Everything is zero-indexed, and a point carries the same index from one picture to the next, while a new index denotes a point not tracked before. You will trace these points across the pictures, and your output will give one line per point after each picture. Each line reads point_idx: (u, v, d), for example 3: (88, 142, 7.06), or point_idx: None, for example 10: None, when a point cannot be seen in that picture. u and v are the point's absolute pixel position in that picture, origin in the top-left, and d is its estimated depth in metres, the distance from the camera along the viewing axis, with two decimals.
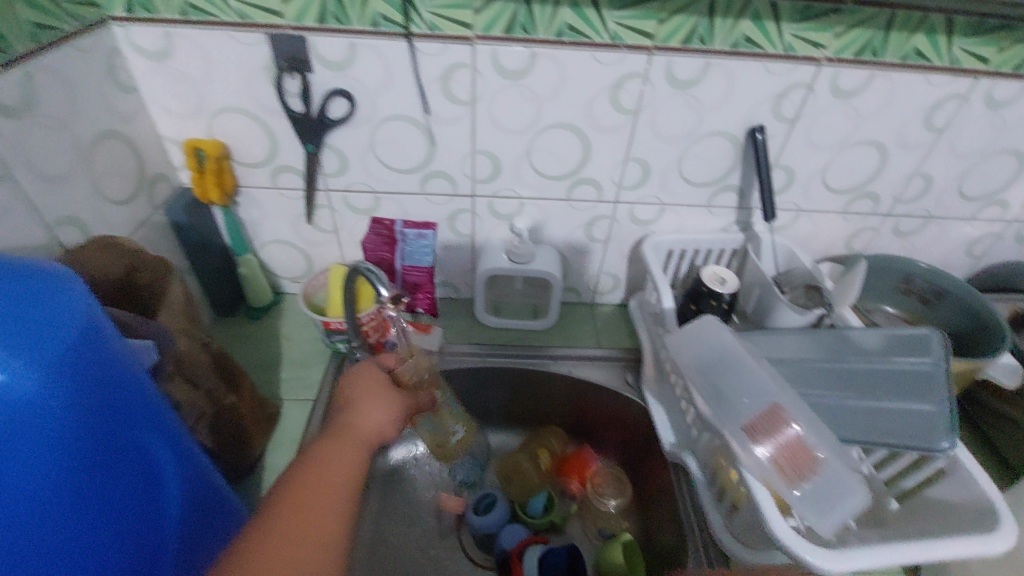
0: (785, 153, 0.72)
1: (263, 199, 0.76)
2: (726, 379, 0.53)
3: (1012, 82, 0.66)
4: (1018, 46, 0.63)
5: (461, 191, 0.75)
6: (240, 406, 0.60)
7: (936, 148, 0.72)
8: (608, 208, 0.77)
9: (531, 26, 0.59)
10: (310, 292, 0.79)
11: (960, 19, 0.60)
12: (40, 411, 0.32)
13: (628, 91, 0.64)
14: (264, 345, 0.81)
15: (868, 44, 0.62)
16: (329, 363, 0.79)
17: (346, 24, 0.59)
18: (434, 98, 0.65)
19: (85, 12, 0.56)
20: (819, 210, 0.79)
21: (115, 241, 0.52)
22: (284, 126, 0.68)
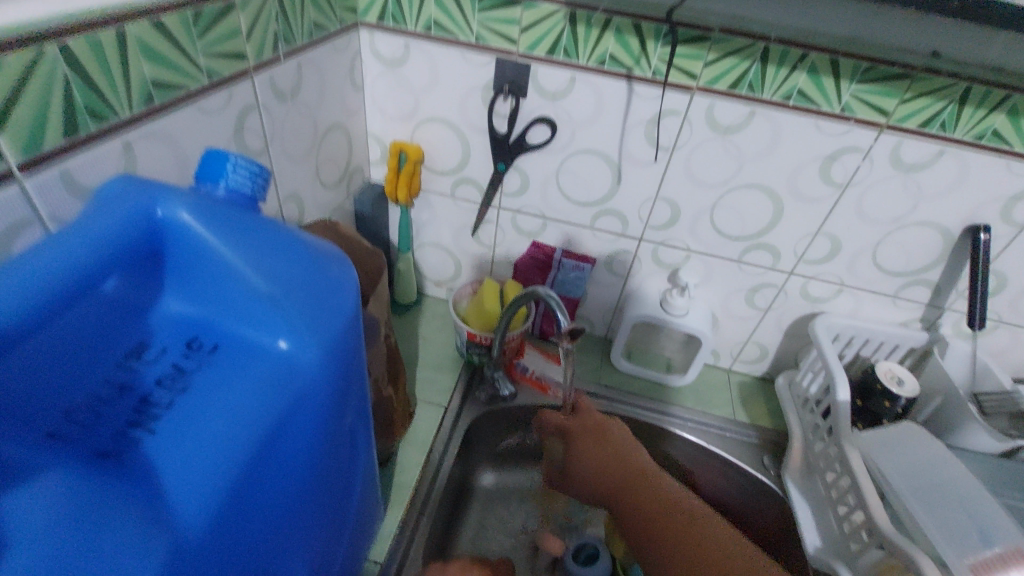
0: (1002, 258, 0.65)
1: (438, 205, 0.79)
2: (946, 511, 0.48)
3: None
4: None
5: (629, 232, 0.74)
6: (394, 399, 0.61)
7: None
8: (779, 278, 0.73)
9: (758, 85, 0.58)
10: (457, 300, 0.81)
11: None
12: (309, 390, 0.31)
13: (843, 164, 0.62)
14: (404, 341, 0.83)
15: None
16: (461, 373, 0.79)
17: (574, 59, 0.62)
18: (634, 139, 0.66)
19: (348, 17, 0.63)
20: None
21: (333, 225, 0.57)
22: (482, 142, 0.71)
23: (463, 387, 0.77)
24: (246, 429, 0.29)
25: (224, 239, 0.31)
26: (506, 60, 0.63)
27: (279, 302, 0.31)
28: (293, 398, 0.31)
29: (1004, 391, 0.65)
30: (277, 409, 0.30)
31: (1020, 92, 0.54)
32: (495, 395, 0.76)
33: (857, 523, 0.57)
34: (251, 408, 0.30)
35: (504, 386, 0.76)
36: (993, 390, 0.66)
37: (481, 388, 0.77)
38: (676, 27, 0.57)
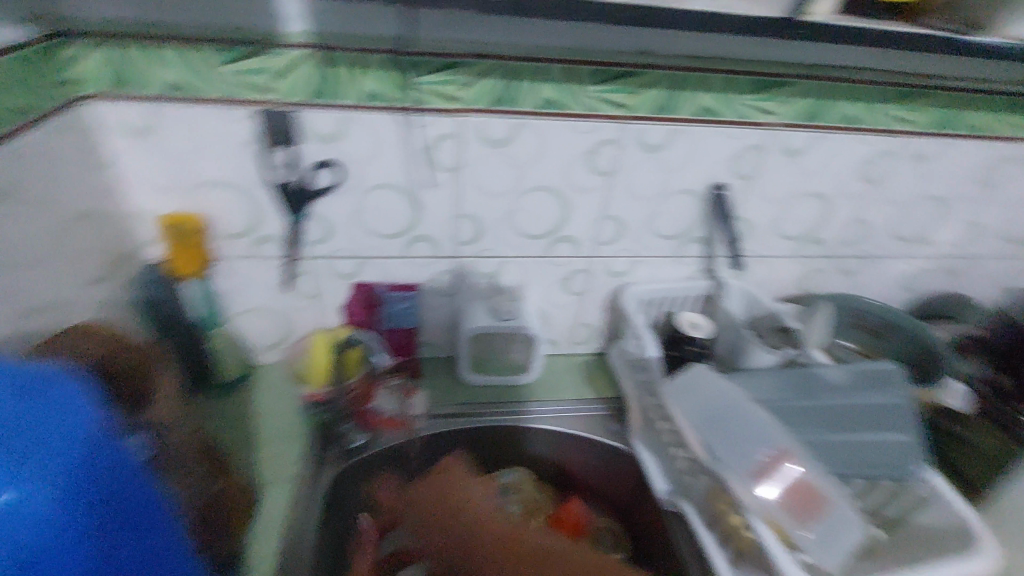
0: (744, 206, 0.78)
1: (238, 270, 0.74)
2: (725, 429, 0.57)
3: (927, 141, 0.76)
4: (923, 111, 0.74)
5: (444, 253, 0.76)
6: (226, 490, 0.58)
7: (869, 196, 0.81)
8: (585, 262, 0.80)
9: (515, 99, 0.64)
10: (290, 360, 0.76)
11: (879, 88, 0.71)
12: (54, 515, 0.31)
13: (604, 155, 0.70)
14: (239, 423, 0.75)
15: (808, 110, 0.71)
16: (309, 435, 0.74)
17: (340, 100, 0.62)
18: (417, 166, 0.68)
19: (61, 91, 0.55)
20: (776, 256, 0.85)
21: (95, 326, 0.52)
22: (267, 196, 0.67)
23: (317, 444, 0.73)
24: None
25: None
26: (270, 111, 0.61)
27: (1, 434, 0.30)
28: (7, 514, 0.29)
29: (771, 313, 0.77)
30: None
31: (715, 72, 0.66)
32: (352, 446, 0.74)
33: (686, 461, 0.65)
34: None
35: (356, 436, 0.73)
36: (762, 315, 0.79)
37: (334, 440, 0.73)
38: (425, 56, 0.60)
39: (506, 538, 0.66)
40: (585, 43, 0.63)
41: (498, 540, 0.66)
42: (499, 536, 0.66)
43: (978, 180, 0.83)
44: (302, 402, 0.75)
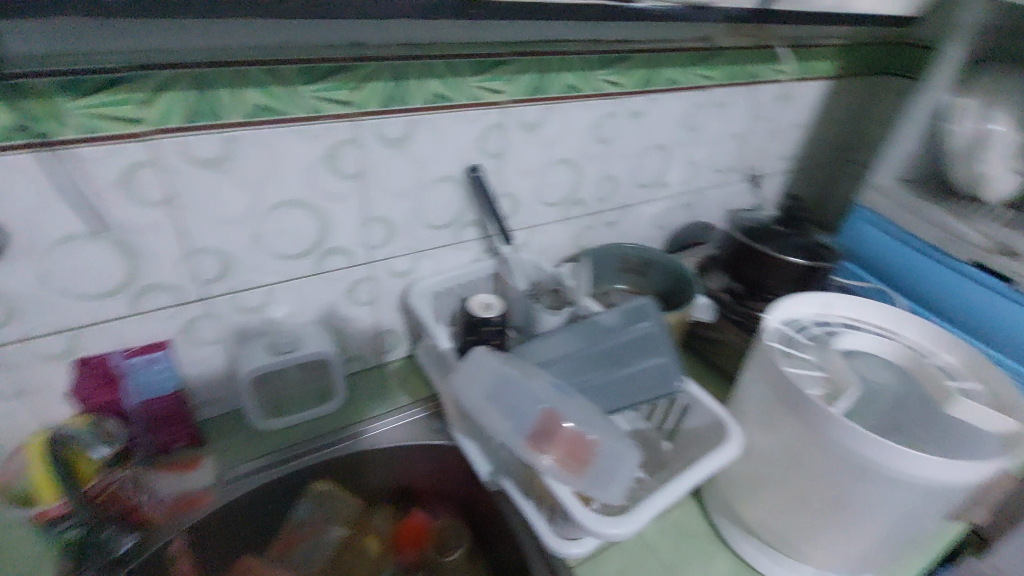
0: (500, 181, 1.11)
1: (50, 311, 0.82)
2: (507, 397, 0.86)
3: (632, 103, 1.16)
4: (633, 69, 1.11)
5: (236, 268, 0.93)
6: None
7: (604, 156, 1.20)
8: (361, 270, 1.06)
9: (219, 109, 0.78)
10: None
11: (589, 58, 1.04)
12: None
13: (343, 157, 0.92)
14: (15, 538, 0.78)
15: (533, 85, 1.02)
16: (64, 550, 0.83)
17: (73, 129, 0.71)
18: (125, 208, 0.79)
19: None
20: (541, 176, 1.15)
21: None
22: (40, 215, 0.74)
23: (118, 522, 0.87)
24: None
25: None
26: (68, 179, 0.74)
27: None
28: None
29: None
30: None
31: (427, 57, 0.89)
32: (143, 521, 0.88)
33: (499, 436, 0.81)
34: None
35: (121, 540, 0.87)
36: None
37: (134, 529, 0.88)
38: (157, 66, 0.72)
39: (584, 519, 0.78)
40: (267, 59, 0.78)
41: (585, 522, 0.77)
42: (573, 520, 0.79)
43: (675, 135, 1.29)
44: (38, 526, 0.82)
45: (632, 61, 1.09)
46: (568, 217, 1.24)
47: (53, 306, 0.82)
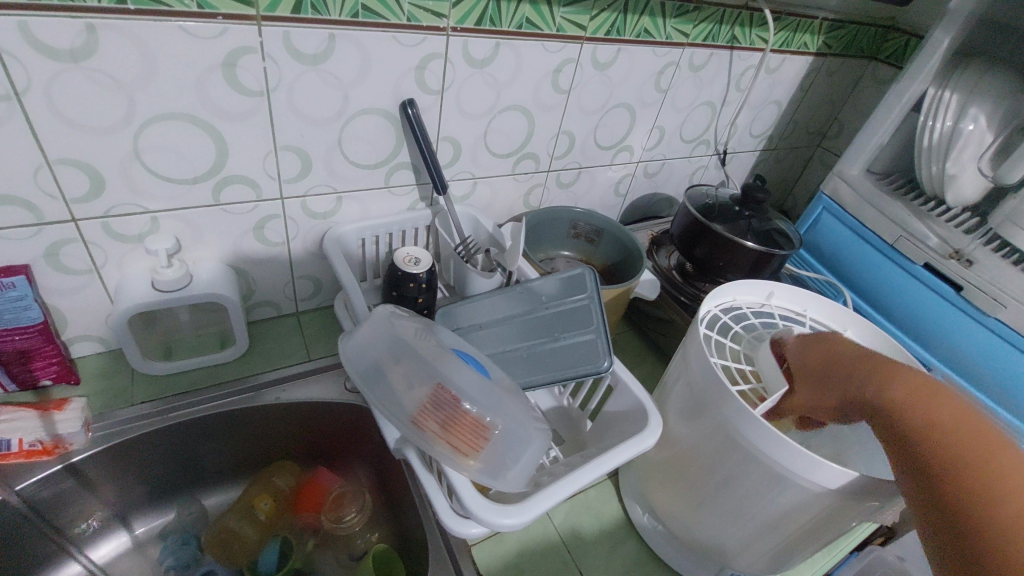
0: (649, 111, 0.93)
1: (203, 220, 0.65)
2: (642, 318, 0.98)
3: (797, 58, 1.04)
4: (805, 34, 1.00)
5: (424, 180, 0.78)
6: (204, 442, 0.71)
7: (747, 102, 1.05)
8: (542, 177, 0.91)
9: (498, 19, 0.67)
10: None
11: (784, 18, 0.94)
12: None
13: (565, 74, 0.78)
14: (184, 398, 0.68)
15: (723, 25, 0.87)
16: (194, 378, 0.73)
17: (325, 14, 0.56)
18: (358, 129, 0.68)
19: None
20: (690, 155, 1.09)
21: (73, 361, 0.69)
22: (366, 331, 0.56)
23: (247, 433, 0.73)
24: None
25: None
26: (243, 62, 0.56)
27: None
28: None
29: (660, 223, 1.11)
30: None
31: None
32: (263, 435, 0.75)
33: (645, 348, 0.94)
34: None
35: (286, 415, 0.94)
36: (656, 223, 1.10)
37: (251, 429, 0.73)
38: None
39: (893, 436, 0.42)
40: None
41: (887, 425, 0.42)
42: (895, 430, 0.42)
43: (843, 93, 1.18)
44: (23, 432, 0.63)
45: (809, 27, 0.99)
46: (733, 151, 1.15)
47: (133, 191, 0.59)
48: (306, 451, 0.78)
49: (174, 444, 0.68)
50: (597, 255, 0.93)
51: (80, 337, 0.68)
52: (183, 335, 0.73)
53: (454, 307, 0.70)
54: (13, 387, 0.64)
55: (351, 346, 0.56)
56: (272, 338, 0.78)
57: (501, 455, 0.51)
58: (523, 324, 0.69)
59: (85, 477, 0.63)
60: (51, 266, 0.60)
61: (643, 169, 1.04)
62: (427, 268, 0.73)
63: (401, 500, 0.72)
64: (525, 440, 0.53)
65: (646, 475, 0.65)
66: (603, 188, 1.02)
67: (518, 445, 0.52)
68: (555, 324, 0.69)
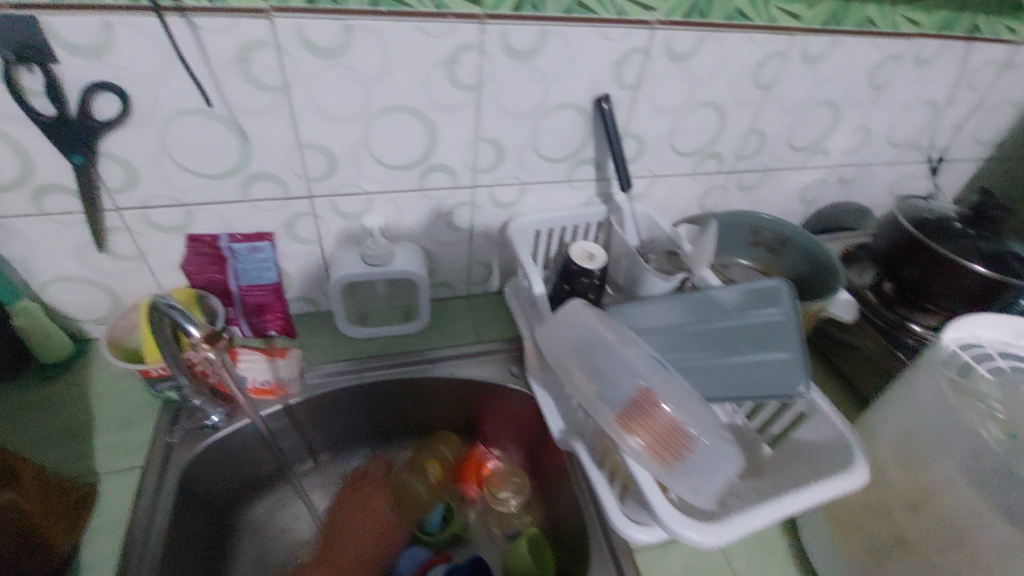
0: (857, 111, 0.83)
1: (406, 203, 0.72)
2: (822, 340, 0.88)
3: None
4: None
5: (604, 176, 0.78)
6: (385, 403, 0.78)
7: (980, 103, 0.89)
8: (723, 179, 0.86)
9: (707, 11, 0.64)
10: (120, 334, 0.67)
11: None
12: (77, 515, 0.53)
13: (769, 69, 0.73)
14: (373, 362, 0.75)
15: (968, 11, 0.75)
16: (356, 337, 0.78)
17: (542, 11, 0.59)
18: (551, 123, 0.69)
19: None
20: (896, 162, 0.95)
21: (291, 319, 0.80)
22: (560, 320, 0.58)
23: (420, 401, 0.79)
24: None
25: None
26: (463, 59, 0.60)
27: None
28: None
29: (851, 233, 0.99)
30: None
31: None
32: (433, 406, 0.80)
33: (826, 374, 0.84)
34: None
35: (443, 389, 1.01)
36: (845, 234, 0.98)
37: (423, 398, 0.79)
38: None
39: None
40: None
41: None
42: None
43: None
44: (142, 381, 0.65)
45: None
46: (952, 160, 0.99)
47: (357, 174, 0.67)
48: (467, 426, 0.82)
49: (362, 399, 0.76)
50: (777, 266, 0.86)
51: (298, 298, 0.78)
52: (375, 306, 0.81)
53: (626, 307, 0.68)
54: (249, 333, 0.76)
55: (548, 331, 0.59)
56: (446, 317, 0.84)
57: (700, 466, 0.49)
58: (702, 332, 0.65)
59: (294, 419, 0.73)
60: (287, 235, 0.70)
61: (837, 174, 0.93)
62: (601, 264, 0.73)
63: (556, 490, 0.73)
64: (721, 456, 0.50)
65: (841, 517, 0.59)
66: (787, 194, 0.93)
67: (714, 461, 0.50)
68: (736, 338, 0.64)
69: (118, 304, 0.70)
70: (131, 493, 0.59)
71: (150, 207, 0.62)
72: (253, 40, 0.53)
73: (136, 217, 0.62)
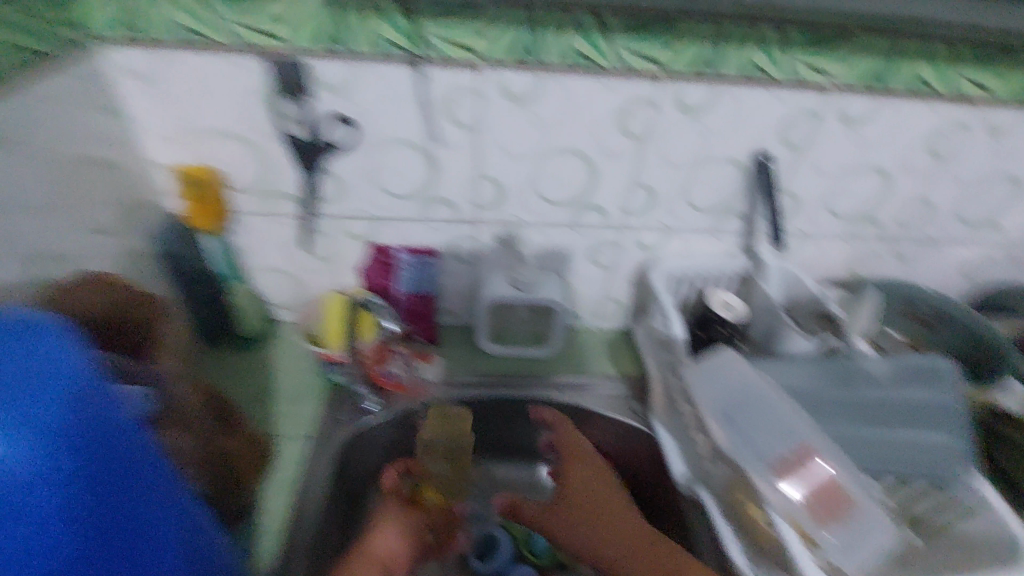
0: None
1: (558, 238, 0.77)
2: None
3: None
4: None
5: (752, 231, 0.78)
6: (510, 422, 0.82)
7: None
8: (879, 248, 0.82)
9: (888, 77, 0.65)
10: (306, 320, 0.77)
11: None
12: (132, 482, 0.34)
13: (947, 139, 0.70)
14: (505, 380, 0.81)
15: None
16: (491, 353, 0.84)
17: (722, 72, 0.63)
18: (708, 175, 0.72)
19: (475, 49, 0.59)
20: None
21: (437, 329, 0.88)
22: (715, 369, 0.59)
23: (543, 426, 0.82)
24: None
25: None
26: (637, 113, 0.65)
27: (114, 410, 0.33)
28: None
29: None
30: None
31: None
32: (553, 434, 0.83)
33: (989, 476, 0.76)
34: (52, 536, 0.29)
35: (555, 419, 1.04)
36: None
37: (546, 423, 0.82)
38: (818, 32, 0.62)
39: None
40: None
41: None
42: None
43: None
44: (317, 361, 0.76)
45: None
46: None
47: (521, 206, 0.73)
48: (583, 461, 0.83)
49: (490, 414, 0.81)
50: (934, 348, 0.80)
51: (445, 312, 0.86)
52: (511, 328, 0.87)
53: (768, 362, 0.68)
54: None
55: (696, 372, 0.60)
56: (574, 348, 0.88)
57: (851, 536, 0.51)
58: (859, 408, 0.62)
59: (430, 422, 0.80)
60: (449, 253, 0.78)
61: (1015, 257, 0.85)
62: (740, 317, 0.73)
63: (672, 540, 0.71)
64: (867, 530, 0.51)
65: None
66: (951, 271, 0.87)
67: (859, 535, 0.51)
68: (889, 416, 0.62)
69: (303, 296, 0.81)
70: (298, 461, 0.69)
71: (348, 218, 0.73)
72: (463, 87, 0.62)
73: (336, 225, 0.74)
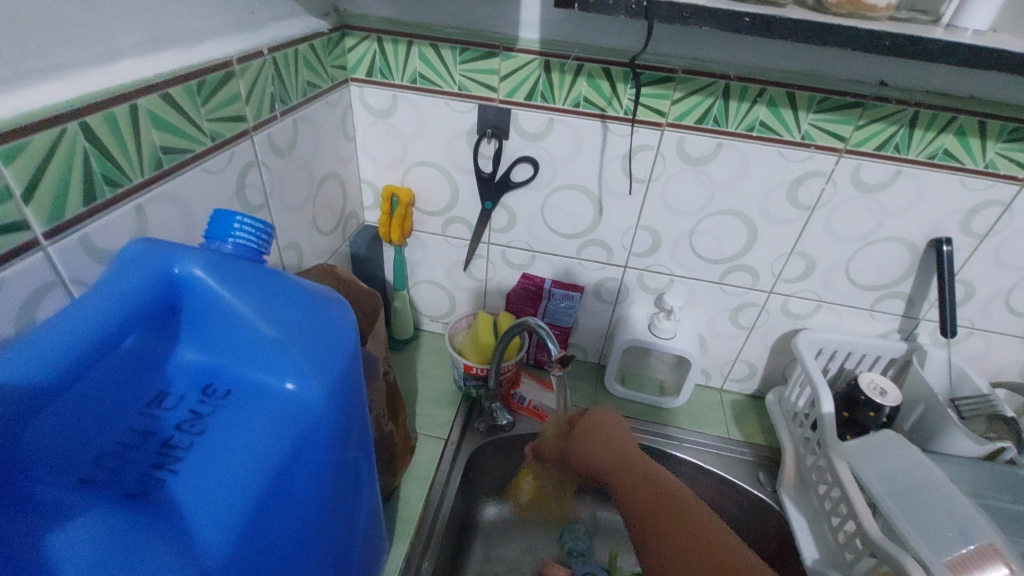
0: None
1: (702, 291, 0.79)
2: None
3: None
4: None
5: (913, 314, 0.75)
6: None
7: None
8: None
9: None
10: (453, 333, 0.84)
11: None
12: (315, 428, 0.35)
13: None
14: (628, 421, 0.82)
15: None
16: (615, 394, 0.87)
17: (904, 153, 0.63)
18: (874, 251, 0.71)
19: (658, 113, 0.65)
20: None
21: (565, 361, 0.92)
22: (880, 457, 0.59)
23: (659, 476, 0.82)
24: (230, 512, 0.31)
25: (261, 308, 0.35)
26: (808, 183, 0.67)
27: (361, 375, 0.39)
28: (289, 452, 0.34)
29: None
30: (256, 499, 0.32)
31: None
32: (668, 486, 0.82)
33: None
34: (316, 474, 0.36)
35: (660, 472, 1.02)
36: None
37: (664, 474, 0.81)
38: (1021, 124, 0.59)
39: None
40: None
41: None
42: None
43: None
44: (456, 371, 0.82)
45: None
46: None
47: (671, 256, 0.77)
48: None
49: None
50: None
51: (576, 345, 0.90)
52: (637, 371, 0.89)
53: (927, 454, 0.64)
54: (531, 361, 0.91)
55: (858, 450, 0.62)
56: (698, 402, 0.88)
57: None
58: None
59: None
60: (593, 291, 0.83)
61: None
62: (893, 401, 0.70)
63: None
64: None
65: None
66: None
67: None
68: None
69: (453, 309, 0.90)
70: (436, 458, 0.75)
71: (510, 246, 0.80)
72: (642, 144, 0.68)
73: (498, 251, 0.81)
